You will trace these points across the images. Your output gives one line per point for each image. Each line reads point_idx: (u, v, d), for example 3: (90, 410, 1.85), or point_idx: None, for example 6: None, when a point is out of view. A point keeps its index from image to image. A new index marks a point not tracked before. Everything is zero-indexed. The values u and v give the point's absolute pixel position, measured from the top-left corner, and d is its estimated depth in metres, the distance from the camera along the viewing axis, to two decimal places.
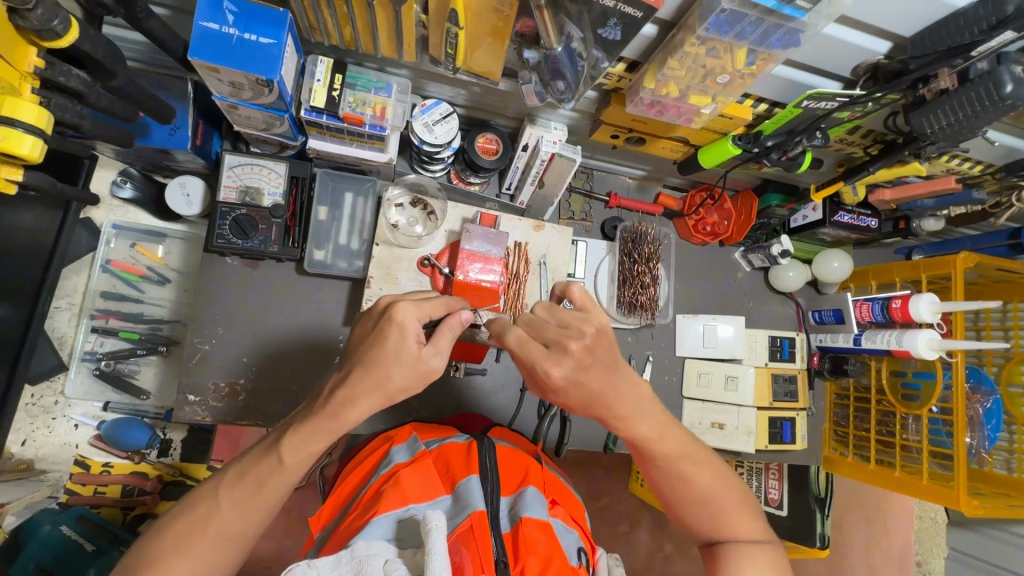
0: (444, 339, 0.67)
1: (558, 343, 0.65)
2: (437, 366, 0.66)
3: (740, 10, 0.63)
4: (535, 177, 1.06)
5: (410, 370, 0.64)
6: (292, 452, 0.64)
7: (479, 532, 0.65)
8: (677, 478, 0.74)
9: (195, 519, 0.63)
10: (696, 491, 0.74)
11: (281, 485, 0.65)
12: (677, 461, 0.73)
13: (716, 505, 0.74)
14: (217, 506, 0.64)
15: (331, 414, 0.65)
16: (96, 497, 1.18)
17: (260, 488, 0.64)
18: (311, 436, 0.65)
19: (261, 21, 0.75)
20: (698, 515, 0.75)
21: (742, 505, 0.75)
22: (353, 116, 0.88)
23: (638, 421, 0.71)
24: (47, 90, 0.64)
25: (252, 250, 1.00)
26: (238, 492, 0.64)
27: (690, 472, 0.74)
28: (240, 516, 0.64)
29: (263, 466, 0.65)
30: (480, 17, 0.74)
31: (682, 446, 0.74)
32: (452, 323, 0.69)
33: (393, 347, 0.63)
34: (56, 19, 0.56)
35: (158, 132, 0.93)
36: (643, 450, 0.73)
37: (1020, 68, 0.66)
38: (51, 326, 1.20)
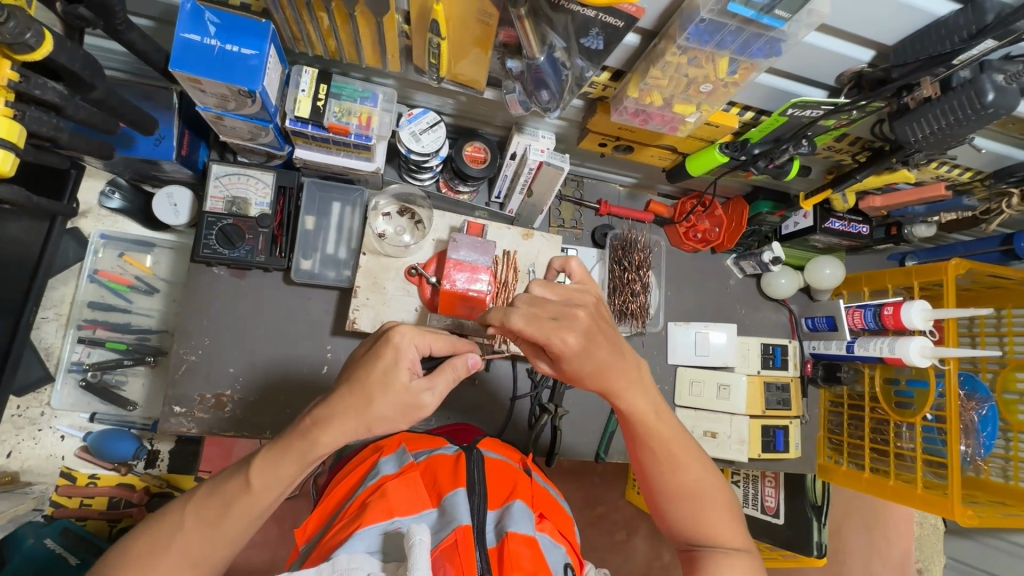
0: (442, 377, 0.67)
1: (567, 317, 0.64)
2: (426, 402, 0.65)
3: (719, 20, 0.62)
4: (523, 186, 1.05)
5: (397, 403, 0.63)
6: (262, 477, 0.63)
7: (464, 547, 0.64)
8: (665, 464, 0.74)
9: (156, 540, 0.63)
10: (681, 483, 0.74)
11: (249, 511, 0.64)
12: (668, 447, 0.73)
13: (700, 499, 0.74)
14: (181, 529, 0.63)
15: (304, 441, 0.63)
16: (82, 509, 1.16)
17: (232, 510, 0.63)
18: (282, 461, 0.63)
19: (243, 33, 0.75)
20: (679, 508, 0.74)
21: (726, 505, 0.75)
22: (338, 126, 0.88)
23: (635, 398, 0.71)
24: (23, 103, 0.63)
25: (238, 261, 0.99)
26: (206, 515, 0.63)
27: (679, 460, 0.74)
28: (212, 530, 0.63)
29: (233, 489, 0.64)
30: (463, 27, 0.74)
31: (676, 433, 0.74)
32: (457, 366, 0.68)
33: (389, 374, 0.63)
34: (29, 32, 0.56)
35: (143, 142, 0.92)
36: (636, 428, 0.73)
37: (1002, 76, 0.65)
38: (38, 337, 1.19)
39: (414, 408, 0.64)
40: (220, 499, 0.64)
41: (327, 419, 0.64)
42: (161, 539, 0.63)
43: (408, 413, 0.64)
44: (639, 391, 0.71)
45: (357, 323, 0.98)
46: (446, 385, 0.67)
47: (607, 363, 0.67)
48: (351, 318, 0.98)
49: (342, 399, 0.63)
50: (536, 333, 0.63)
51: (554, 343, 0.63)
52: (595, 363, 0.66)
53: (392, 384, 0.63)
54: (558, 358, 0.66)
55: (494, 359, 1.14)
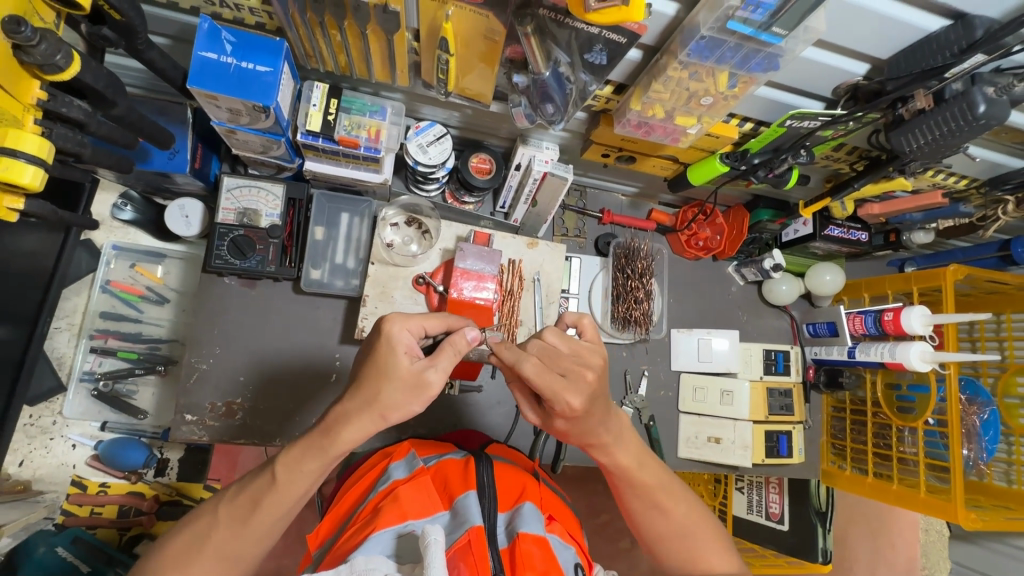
0: (444, 355, 0.67)
1: (575, 375, 0.66)
2: (432, 379, 0.65)
3: (719, 37, 0.65)
4: (528, 196, 1.07)
5: (404, 386, 0.64)
6: (286, 471, 0.65)
7: (477, 547, 0.65)
8: (652, 508, 0.76)
9: (191, 537, 0.65)
10: (671, 524, 0.76)
11: (276, 507, 0.66)
12: (652, 492, 0.76)
13: (692, 538, 0.75)
14: (214, 528, 0.65)
15: (324, 437, 0.65)
16: (92, 518, 1.18)
17: (262, 506, 0.65)
18: (304, 457, 0.65)
19: (258, 50, 0.78)
20: (674, 549, 0.75)
21: (718, 539, 0.76)
22: (349, 138, 0.90)
23: (615, 448, 0.75)
24: (49, 121, 0.66)
25: (250, 270, 1.01)
26: (237, 514, 0.65)
27: (666, 504, 0.76)
28: (239, 530, 0.65)
29: (263, 485, 0.66)
30: (470, 44, 0.76)
31: (658, 476, 0.77)
32: (456, 342, 0.68)
33: (389, 360, 0.64)
34: (59, 53, 0.58)
35: (157, 156, 0.95)
36: (619, 476, 0.76)
37: (993, 88, 0.67)
38: (50, 347, 1.21)
39: (422, 387, 0.65)
40: (249, 496, 0.66)
41: (341, 422, 0.65)
42: (194, 540, 0.65)
43: (416, 393, 0.64)
44: (619, 440, 0.75)
45: (366, 331, 1.00)
46: (450, 363, 0.67)
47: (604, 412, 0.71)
48: (359, 326, 1.00)
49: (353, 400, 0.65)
50: (542, 384, 0.66)
51: (555, 399, 0.66)
52: (587, 422, 0.69)
53: (395, 368, 0.64)
54: (555, 410, 0.69)
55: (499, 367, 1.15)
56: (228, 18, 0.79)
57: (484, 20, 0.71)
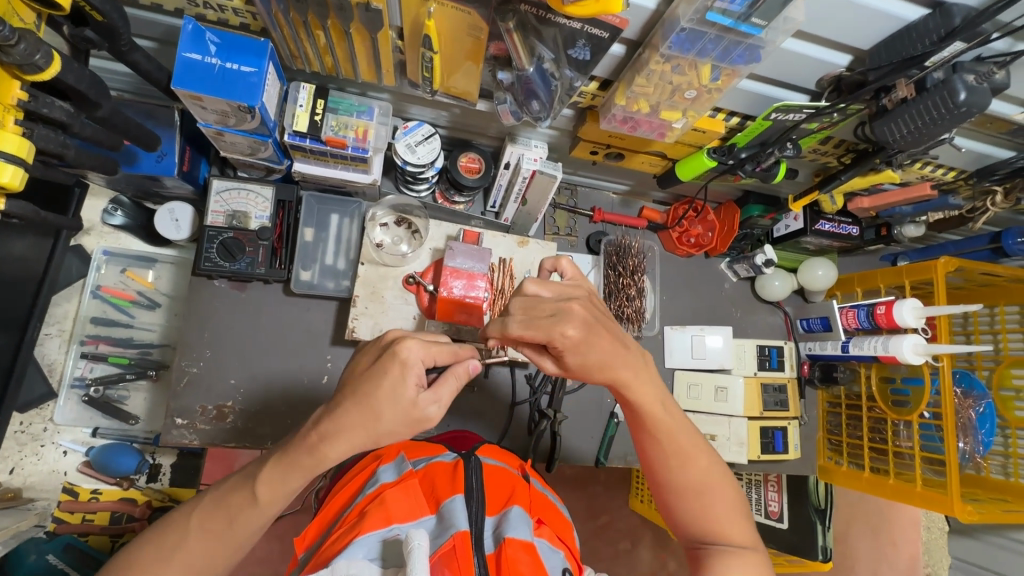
0: (446, 387, 0.65)
1: (563, 311, 0.65)
2: (432, 414, 0.64)
3: (698, 29, 0.65)
4: (518, 195, 1.08)
5: (403, 418, 0.63)
6: (268, 490, 0.65)
7: (462, 552, 0.65)
8: (672, 460, 0.74)
9: (162, 546, 0.64)
10: (688, 480, 0.74)
11: (255, 520, 0.66)
12: (674, 446, 0.74)
13: (706, 495, 0.74)
14: (186, 538, 0.65)
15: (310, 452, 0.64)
16: (84, 525, 1.16)
17: (239, 523, 0.65)
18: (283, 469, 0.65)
19: (243, 51, 0.78)
20: (688, 505, 0.75)
21: (733, 501, 0.75)
22: (336, 139, 0.90)
23: (641, 391, 0.71)
24: (31, 122, 0.66)
25: (239, 273, 1.01)
26: (212, 525, 0.65)
27: (685, 459, 0.74)
28: (213, 543, 0.65)
29: (240, 502, 0.65)
30: (454, 42, 0.76)
31: (681, 428, 0.75)
32: (458, 371, 0.67)
33: (393, 394, 0.62)
34: (39, 53, 0.58)
35: (145, 160, 0.95)
36: (643, 423, 0.74)
37: (973, 76, 0.68)
38: (41, 354, 1.20)
39: (421, 422, 0.64)
40: (225, 509, 0.65)
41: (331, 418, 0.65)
42: (164, 549, 0.64)
43: (412, 426, 0.64)
44: (642, 386, 0.71)
45: (356, 331, 0.99)
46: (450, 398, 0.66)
47: (610, 356, 0.67)
48: (350, 327, 1.00)
49: (346, 419, 0.63)
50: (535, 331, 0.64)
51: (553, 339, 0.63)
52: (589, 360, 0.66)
53: (397, 400, 0.62)
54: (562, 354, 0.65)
55: (492, 366, 1.15)
56: (212, 19, 0.80)
57: (467, 17, 0.71)
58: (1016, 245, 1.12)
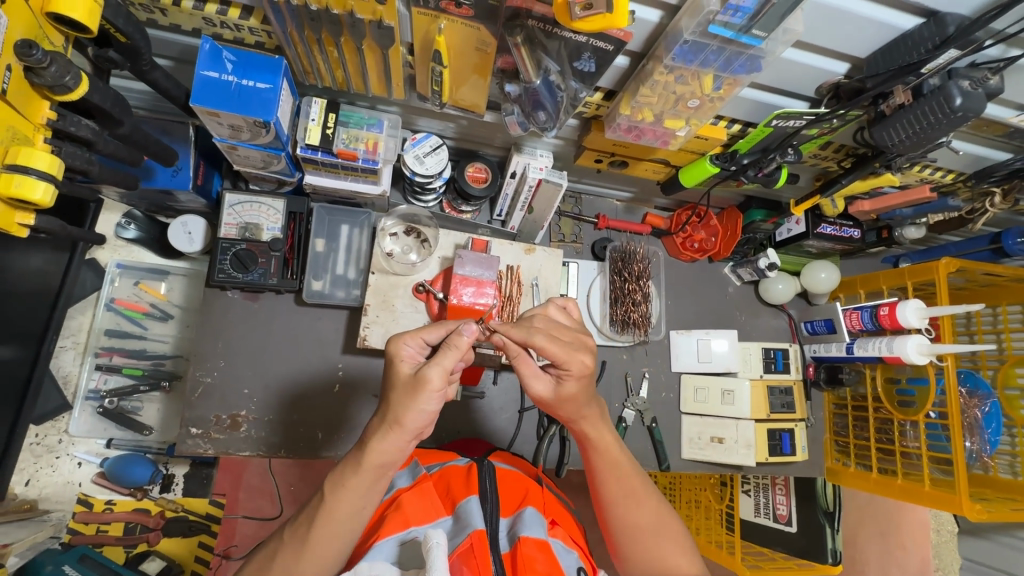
0: (444, 354, 0.65)
1: (580, 342, 0.72)
2: (430, 374, 0.64)
3: (701, 41, 0.67)
4: (524, 204, 1.10)
5: (401, 389, 0.66)
6: (337, 496, 0.66)
7: (479, 550, 0.67)
8: (624, 497, 0.77)
9: (261, 561, 0.67)
10: (639, 520, 0.76)
11: (333, 523, 0.66)
12: (629, 481, 0.78)
13: (655, 536, 0.76)
14: (277, 552, 0.67)
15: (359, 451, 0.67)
16: (98, 536, 1.19)
17: (317, 524, 0.66)
18: (347, 475, 0.66)
19: (259, 69, 0.80)
20: (637, 545, 0.76)
21: (683, 545, 0.76)
22: (347, 151, 0.93)
23: (596, 428, 0.79)
24: (58, 140, 0.68)
25: (252, 283, 1.03)
26: (297, 535, 0.67)
27: (636, 497, 0.77)
28: (301, 553, 0.65)
29: (314, 506, 0.67)
30: (463, 56, 0.79)
31: (632, 468, 0.79)
32: (455, 341, 0.65)
33: (391, 372, 0.68)
34: (69, 75, 0.61)
35: (161, 174, 0.97)
36: (599, 461, 0.79)
37: (968, 82, 0.69)
38: (56, 366, 1.22)
39: (422, 385, 0.64)
40: (306, 517, 0.67)
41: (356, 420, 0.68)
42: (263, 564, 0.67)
43: (414, 390, 0.64)
44: (598, 421, 0.79)
45: (367, 340, 1.01)
46: (451, 361, 0.65)
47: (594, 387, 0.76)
48: (362, 335, 1.01)
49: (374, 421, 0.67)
50: (557, 351, 0.69)
51: (571, 362, 0.70)
52: (585, 391, 0.74)
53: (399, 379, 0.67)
54: (563, 376, 0.73)
55: (501, 372, 1.17)
56: (228, 38, 0.82)
57: (476, 32, 0.73)
58: (1016, 245, 1.14)
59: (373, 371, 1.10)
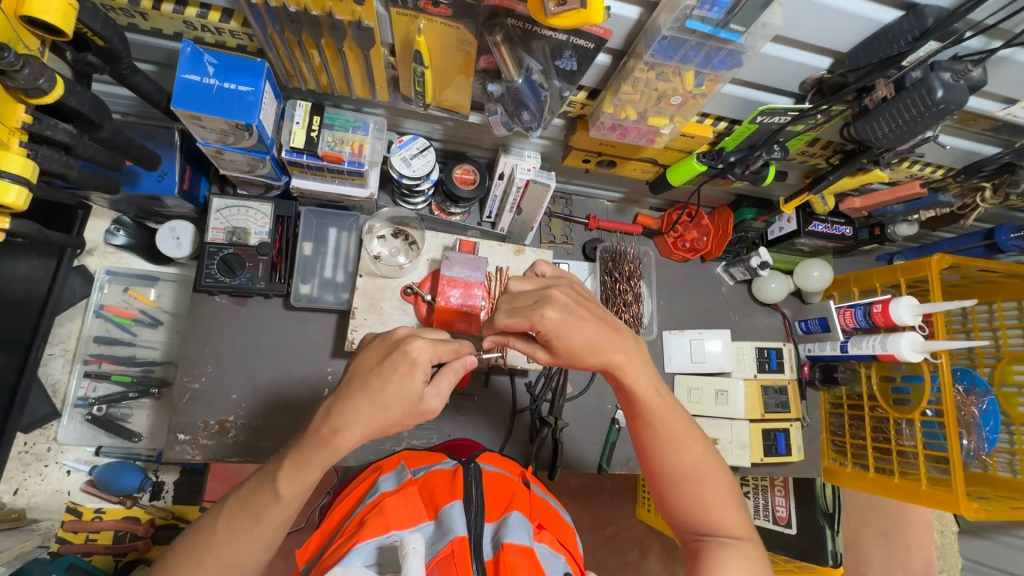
0: (445, 379, 0.68)
1: (543, 300, 0.70)
2: (432, 405, 0.66)
3: (680, 37, 0.67)
4: (512, 205, 1.09)
5: (405, 409, 0.64)
6: (290, 487, 0.64)
7: (460, 557, 0.66)
8: (666, 445, 0.74)
9: (194, 549, 0.64)
10: (680, 466, 0.73)
11: (280, 518, 0.66)
12: (670, 428, 0.73)
13: (700, 482, 0.73)
14: (215, 539, 0.64)
15: (327, 449, 0.64)
16: (87, 545, 1.18)
17: (267, 518, 0.65)
18: (309, 468, 0.64)
19: (240, 72, 0.80)
20: (677, 493, 0.74)
21: (728, 495, 0.73)
22: (332, 154, 0.92)
23: (635, 374, 0.72)
24: (36, 143, 0.67)
25: (240, 288, 1.03)
26: (238, 526, 0.65)
27: (678, 445, 0.73)
28: (243, 543, 0.64)
29: (265, 499, 0.65)
30: (444, 57, 0.79)
31: (675, 413, 0.74)
32: (455, 363, 0.69)
33: (387, 389, 0.64)
34: (42, 78, 0.61)
35: (146, 179, 0.97)
36: (638, 408, 0.74)
37: (949, 75, 0.69)
38: (45, 374, 1.21)
39: (421, 413, 0.66)
40: (251, 507, 0.65)
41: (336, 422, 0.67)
42: (195, 553, 0.64)
43: (414, 416, 0.66)
44: (636, 368, 0.72)
45: (355, 342, 1.00)
46: (446, 385, 0.68)
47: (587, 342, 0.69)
48: (350, 338, 1.01)
49: (352, 418, 0.64)
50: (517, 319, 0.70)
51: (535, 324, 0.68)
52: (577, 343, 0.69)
53: (401, 385, 0.64)
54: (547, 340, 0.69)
55: (492, 374, 1.16)
56: (210, 41, 0.82)
57: (455, 32, 0.73)
58: (1009, 241, 1.13)
59: None
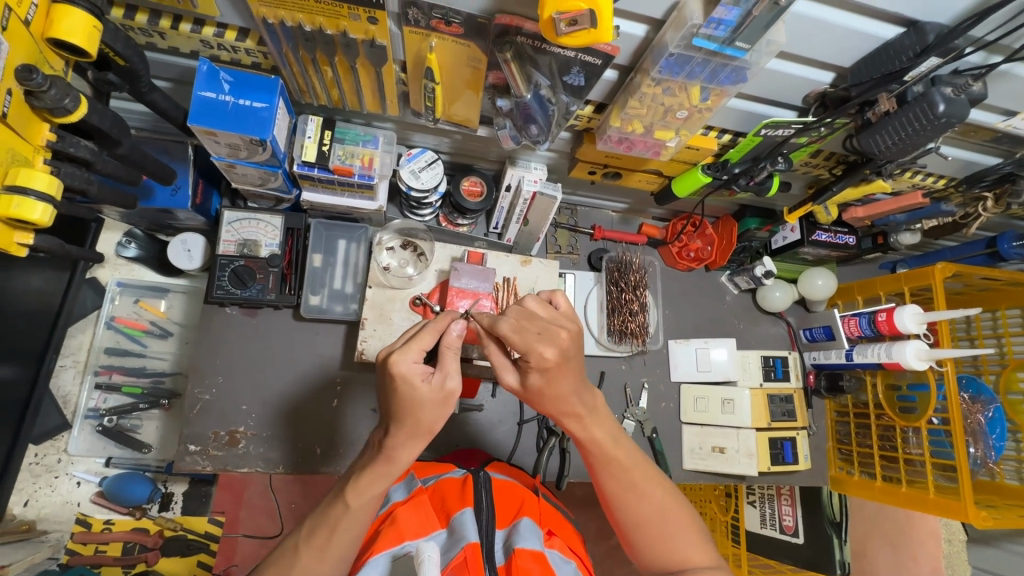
0: (448, 360, 0.68)
1: (549, 332, 0.66)
2: (454, 385, 0.67)
3: (686, 54, 0.69)
4: (519, 216, 1.11)
5: (435, 405, 0.66)
6: (356, 499, 0.68)
7: (474, 564, 0.66)
8: (630, 492, 0.76)
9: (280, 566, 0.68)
10: (644, 510, 0.76)
11: (353, 529, 0.69)
12: (629, 474, 0.76)
13: (667, 518, 0.76)
14: (297, 556, 0.68)
15: (388, 463, 0.68)
16: (97, 556, 1.18)
17: (341, 530, 0.68)
18: (372, 483, 0.68)
19: (255, 88, 0.82)
20: (645, 537, 0.76)
21: (691, 529, 0.77)
22: (342, 168, 0.94)
23: (593, 427, 0.75)
24: (58, 161, 0.69)
25: (250, 299, 1.04)
26: (315, 543, 0.69)
27: (642, 487, 0.76)
28: (324, 557, 0.68)
29: (337, 514, 0.69)
30: (455, 73, 0.81)
31: (632, 461, 0.77)
32: (449, 342, 0.69)
33: (408, 397, 0.66)
34: (68, 97, 0.62)
35: (161, 193, 0.99)
36: (597, 460, 0.76)
37: (951, 89, 0.70)
38: (56, 385, 1.22)
39: (450, 398, 0.67)
40: (326, 523, 0.69)
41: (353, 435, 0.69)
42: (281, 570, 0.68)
43: (447, 404, 0.67)
44: (594, 421, 0.75)
45: (365, 353, 1.01)
46: (454, 362, 0.68)
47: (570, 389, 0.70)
48: (359, 348, 1.02)
49: (398, 433, 0.67)
50: (516, 342, 0.66)
51: (529, 355, 0.65)
52: (556, 383, 0.68)
53: (415, 399, 0.66)
54: (534, 371, 0.67)
55: (499, 385, 1.17)
56: (225, 59, 0.84)
57: (467, 49, 0.75)
58: (1011, 249, 1.14)
59: (369, 386, 1.10)
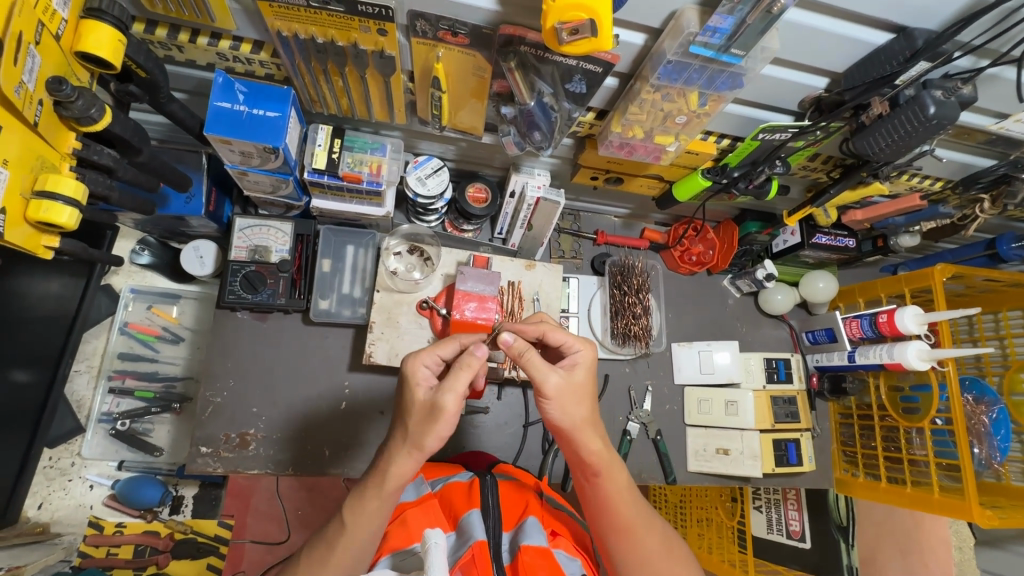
0: (458, 377, 0.67)
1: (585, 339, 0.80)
2: (445, 401, 0.66)
3: (683, 61, 0.71)
4: (523, 221, 1.13)
5: (423, 412, 0.68)
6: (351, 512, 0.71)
7: (481, 560, 0.68)
8: (623, 537, 0.78)
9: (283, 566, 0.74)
10: (641, 553, 0.77)
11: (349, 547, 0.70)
12: (625, 518, 0.78)
13: (661, 568, 0.77)
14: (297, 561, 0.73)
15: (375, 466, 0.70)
16: (109, 559, 1.20)
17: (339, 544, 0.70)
18: (366, 497, 0.70)
19: (268, 99, 0.85)
20: None
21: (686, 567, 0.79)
22: (351, 174, 0.97)
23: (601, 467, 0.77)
24: (82, 168, 0.72)
25: (261, 303, 1.07)
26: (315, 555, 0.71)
27: (639, 531, 0.78)
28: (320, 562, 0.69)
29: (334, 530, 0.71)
30: (459, 82, 0.83)
31: (629, 506, 0.78)
32: (469, 361, 0.67)
33: (407, 392, 0.71)
34: (93, 107, 0.65)
35: (176, 201, 1.02)
36: (598, 501, 0.78)
37: (941, 92, 0.73)
38: (70, 390, 1.24)
39: (438, 411, 0.67)
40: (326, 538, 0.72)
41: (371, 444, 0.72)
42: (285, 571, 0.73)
43: (432, 417, 0.67)
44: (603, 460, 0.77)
45: (373, 356, 1.03)
46: (463, 380, 0.66)
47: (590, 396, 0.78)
48: (368, 351, 1.04)
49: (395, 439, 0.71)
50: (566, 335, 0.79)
51: (581, 346, 0.79)
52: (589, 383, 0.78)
53: (414, 405, 0.69)
54: (573, 364, 0.78)
55: (504, 388, 1.18)
56: (240, 71, 0.88)
57: (472, 59, 0.78)
58: (1010, 250, 1.16)
59: (376, 389, 1.12)
